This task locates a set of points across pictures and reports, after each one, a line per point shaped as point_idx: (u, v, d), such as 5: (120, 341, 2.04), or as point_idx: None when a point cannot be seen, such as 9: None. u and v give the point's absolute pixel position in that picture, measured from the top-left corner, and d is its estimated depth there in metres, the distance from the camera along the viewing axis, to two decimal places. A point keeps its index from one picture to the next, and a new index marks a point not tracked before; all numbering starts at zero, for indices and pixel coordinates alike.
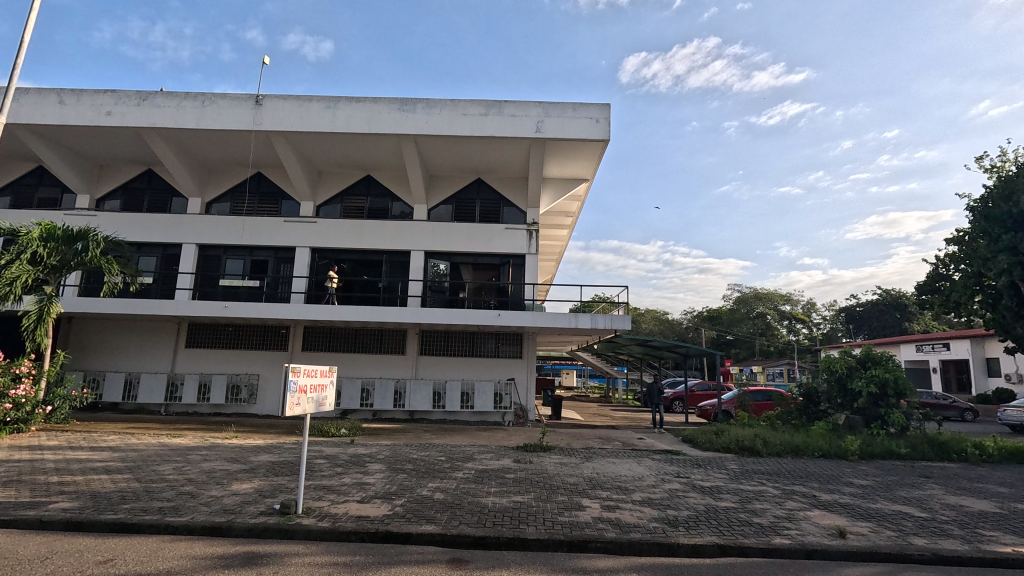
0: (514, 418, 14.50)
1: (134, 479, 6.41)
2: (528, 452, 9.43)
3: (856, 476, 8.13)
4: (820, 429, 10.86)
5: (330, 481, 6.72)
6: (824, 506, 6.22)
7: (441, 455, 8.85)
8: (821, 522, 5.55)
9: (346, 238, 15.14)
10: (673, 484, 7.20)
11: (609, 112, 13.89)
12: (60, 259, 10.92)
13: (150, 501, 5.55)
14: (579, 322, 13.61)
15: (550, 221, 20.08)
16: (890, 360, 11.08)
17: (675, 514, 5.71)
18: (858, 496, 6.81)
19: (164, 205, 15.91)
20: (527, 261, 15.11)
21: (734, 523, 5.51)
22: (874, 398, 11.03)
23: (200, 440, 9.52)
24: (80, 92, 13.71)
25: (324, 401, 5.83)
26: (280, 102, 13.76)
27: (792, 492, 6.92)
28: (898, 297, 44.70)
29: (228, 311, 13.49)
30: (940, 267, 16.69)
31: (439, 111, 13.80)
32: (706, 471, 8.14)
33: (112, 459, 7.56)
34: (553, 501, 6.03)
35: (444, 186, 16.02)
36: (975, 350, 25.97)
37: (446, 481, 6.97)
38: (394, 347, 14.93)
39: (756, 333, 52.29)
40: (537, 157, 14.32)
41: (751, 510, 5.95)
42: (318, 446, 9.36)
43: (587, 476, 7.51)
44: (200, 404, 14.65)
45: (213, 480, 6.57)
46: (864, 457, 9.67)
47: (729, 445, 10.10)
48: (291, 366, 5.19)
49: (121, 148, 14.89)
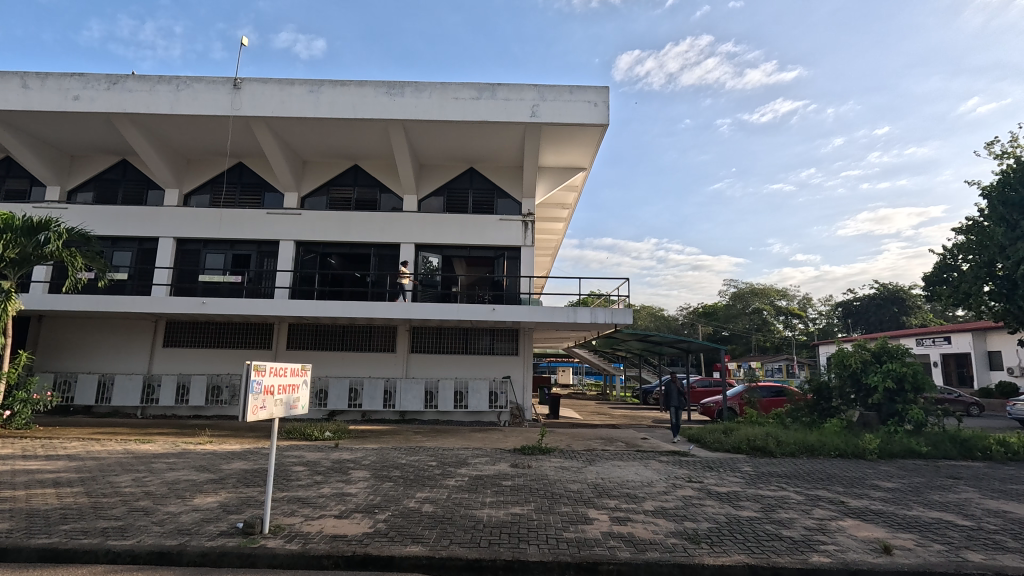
0: (510, 417, 13.85)
1: (84, 494, 5.68)
2: (526, 455, 8.76)
3: (881, 478, 7.51)
4: (835, 427, 10.25)
5: (307, 493, 6.00)
6: (857, 515, 5.59)
7: (431, 460, 8.17)
8: (860, 535, 4.92)
9: (332, 231, 14.38)
10: (686, 490, 6.54)
11: (608, 95, 13.22)
12: (19, 252, 10.16)
13: (94, 520, 4.83)
14: (578, 317, 12.92)
15: (547, 213, 19.38)
16: (908, 354, 10.44)
17: (694, 527, 5.07)
18: (890, 502, 6.18)
19: (140, 197, 15.09)
20: (523, 253, 14.44)
21: (762, 537, 4.86)
22: (890, 393, 10.48)
23: (169, 447, 8.73)
24: (45, 75, 12.86)
25: (295, 403, 5.16)
26: (259, 85, 12.96)
27: (817, 498, 6.29)
28: (896, 292, 44.43)
29: (205, 307, 12.71)
30: (947, 259, 16.16)
31: (429, 95, 13.07)
32: (719, 475, 7.51)
33: (65, 470, 6.80)
34: (556, 514, 5.37)
35: (435, 176, 15.31)
36: (977, 343, 25.59)
37: (437, 490, 6.27)
38: (383, 345, 14.22)
39: (752, 329, 51.97)
40: (532, 142, 13.62)
41: (777, 521, 5.31)
42: (298, 451, 8.60)
43: (591, 482, 6.83)
44: (179, 406, 13.87)
45: (173, 493, 5.84)
46: (883, 457, 9.10)
47: (739, 445, 9.50)
48: (254, 363, 4.46)
49: (93, 136, 14.07)
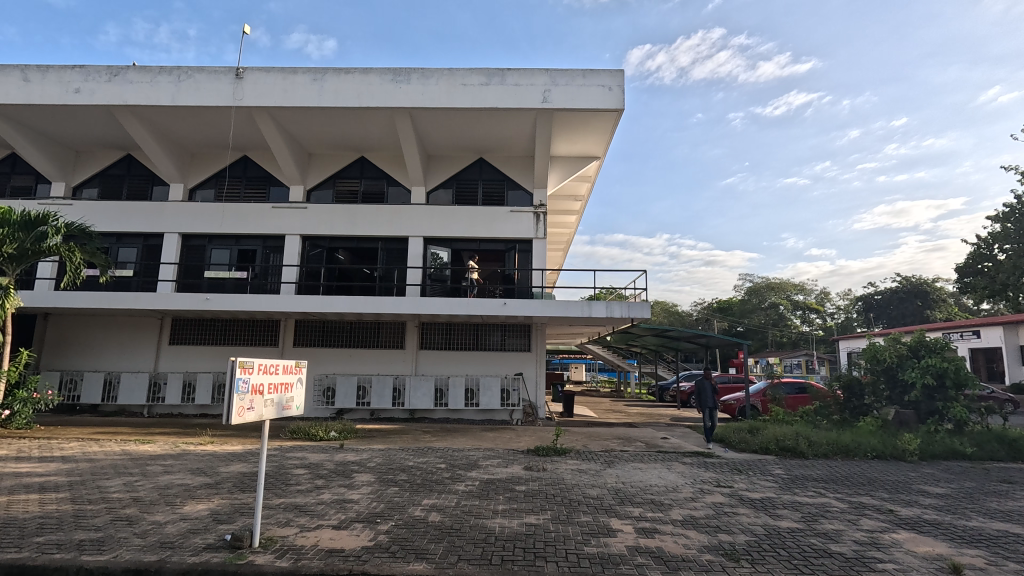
0: (522, 415, 13.42)
1: (68, 500, 5.30)
2: (539, 457, 8.27)
3: (928, 483, 6.89)
4: (869, 427, 9.62)
5: (306, 499, 5.57)
6: (910, 526, 5.03)
7: (440, 462, 7.72)
8: (919, 551, 4.36)
9: (338, 225, 13.99)
10: (716, 497, 5.99)
11: (622, 79, 12.62)
12: (18, 247, 9.90)
13: (72, 531, 4.44)
14: (593, 311, 12.37)
15: (558, 206, 18.84)
16: (949, 348, 9.71)
17: (730, 541, 4.53)
18: (945, 511, 5.57)
19: (145, 192, 14.85)
20: (535, 246, 13.92)
21: (809, 553, 4.31)
22: (929, 390, 9.79)
23: (169, 448, 8.37)
24: (46, 68, 12.60)
25: (288, 403, 4.73)
26: (262, 74, 12.58)
27: (861, 505, 5.70)
28: (920, 284, 43.13)
29: (210, 304, 12.40)
30: (982, 248, 15.32)
31: (436, 82, 12.58)
32: (750, 478, 6.94)
33: (56, 473, 6.46)
34: (575, 524, 4.88)
35: (443, 167, 14.85)
36: (1008, 337, 24.55)
37: (445, 496, 5.80)
38: (392, 341, 13.81)
39: (769, 324, 50.95)
40: (543, 130, 13.07)
41: (823, 534, 4.75)
42: (301, 452, 8.20)
43: (611, 487, 6.32)
44: (185, 405, 13.60)
45: (163, 500, 5.44)
46: (924, 458, 8.48)
47: (767, 445, 8.94)
48: (240, 360, 4.03)
49: (95, 130, 13.81)
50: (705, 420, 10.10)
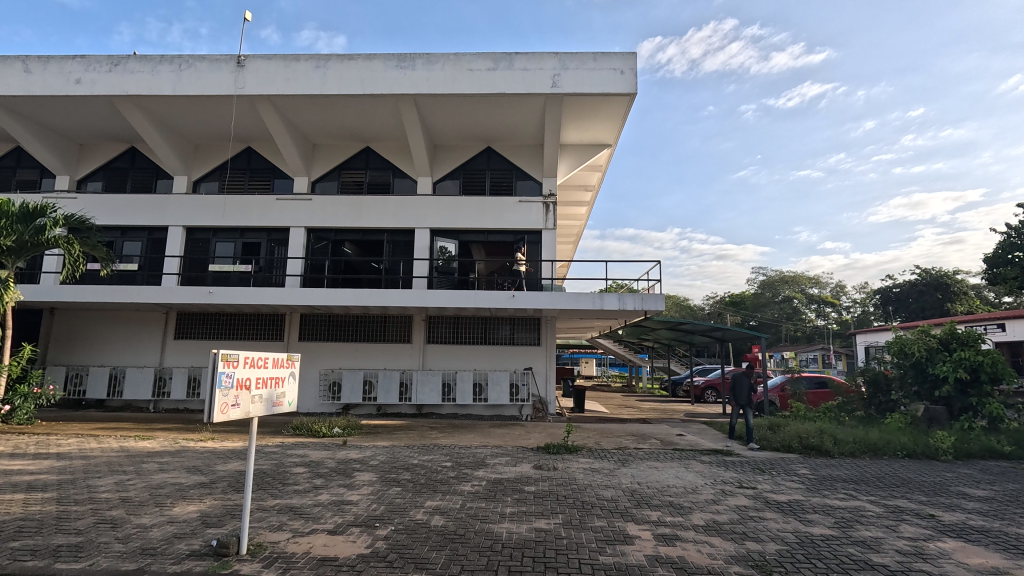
0: (532, 411, 13.03)
1: (53, 501, 5.04)
2: (550, 455, 7.89)
3: (966, 484, 6.41)
4: (898, 423, 9.16)
5: (302, 501, 5.26)
6: (956, 534, 4.59)
7: (446, 460, 7.39)
8: (971, 563, 3.93)
9: (342, 217, 13.69)
10: (739, 499, 5.58)
11: (634, 62, 12.12)
12: (16, 240, 9.64)
13: (51, 535, 4.16)
14: (605, 303, 11.93)
15: (568, 196, 18.39)
16: (983, 341, 9.16)
17: (760, 551, 4.13)
18: (992, 516, 5.10)
19: (149, 185, 14.67)
20: (544, 236, 13.54)
21: (849, 565, 3.89)
22: (962, 385, 9.25)
23: (168, 444, 8.13)
24: (46, 58, 12.40)
25: (280, 398, 4.43)
26: (264, 62, 12.27)
27: (898, 510, 5.27)
28: (940, 276, 41.99)
29: (213, 297, 12.17)
30: (1013, 237, 14.49)
31: (441, 67, 12.18)
32: (774, 479, 6.52)
33: (46, 471, 6.22)
34: (589, 530, 4.51)
35: (450, 157, 14.47)
36: None
37: (449, 498, 5.46)
38: (399, 335, 13.52)
39: (782, 317, 50.13)
40: (552, 116, 12.63)
41: (862, 543, 4.33)
42: (303, 449, 7.91)
43: (627, 488, 5.94)
44: (191, 400, 13.43)
45: (152, 501, 5.14)
46: (959, 457, 7.99)
47: (790, 443, 8.49)
48: (222, 354, 3.67)
49: (98, 122, 13.62)
50: (731, 418, 9.65)
